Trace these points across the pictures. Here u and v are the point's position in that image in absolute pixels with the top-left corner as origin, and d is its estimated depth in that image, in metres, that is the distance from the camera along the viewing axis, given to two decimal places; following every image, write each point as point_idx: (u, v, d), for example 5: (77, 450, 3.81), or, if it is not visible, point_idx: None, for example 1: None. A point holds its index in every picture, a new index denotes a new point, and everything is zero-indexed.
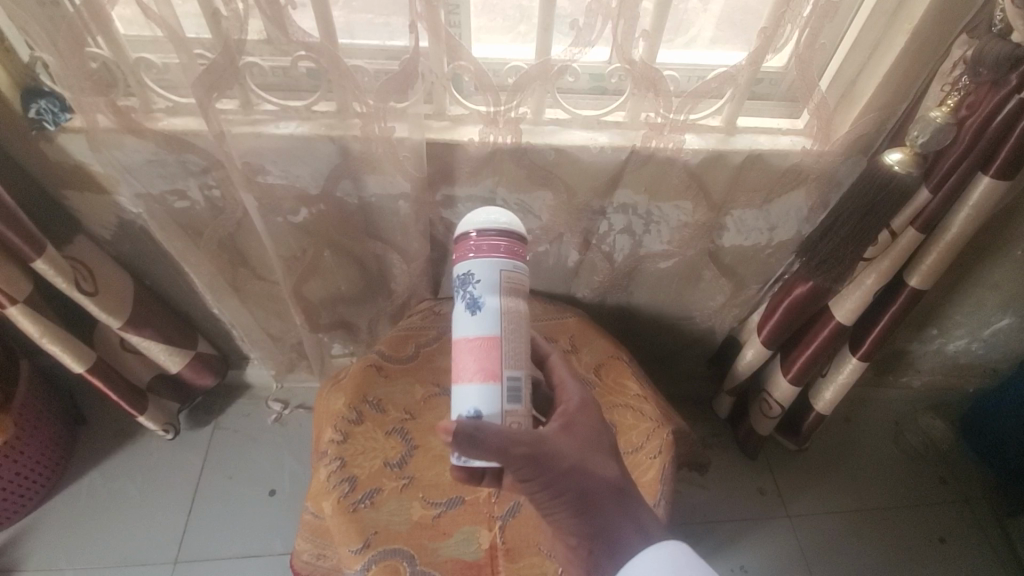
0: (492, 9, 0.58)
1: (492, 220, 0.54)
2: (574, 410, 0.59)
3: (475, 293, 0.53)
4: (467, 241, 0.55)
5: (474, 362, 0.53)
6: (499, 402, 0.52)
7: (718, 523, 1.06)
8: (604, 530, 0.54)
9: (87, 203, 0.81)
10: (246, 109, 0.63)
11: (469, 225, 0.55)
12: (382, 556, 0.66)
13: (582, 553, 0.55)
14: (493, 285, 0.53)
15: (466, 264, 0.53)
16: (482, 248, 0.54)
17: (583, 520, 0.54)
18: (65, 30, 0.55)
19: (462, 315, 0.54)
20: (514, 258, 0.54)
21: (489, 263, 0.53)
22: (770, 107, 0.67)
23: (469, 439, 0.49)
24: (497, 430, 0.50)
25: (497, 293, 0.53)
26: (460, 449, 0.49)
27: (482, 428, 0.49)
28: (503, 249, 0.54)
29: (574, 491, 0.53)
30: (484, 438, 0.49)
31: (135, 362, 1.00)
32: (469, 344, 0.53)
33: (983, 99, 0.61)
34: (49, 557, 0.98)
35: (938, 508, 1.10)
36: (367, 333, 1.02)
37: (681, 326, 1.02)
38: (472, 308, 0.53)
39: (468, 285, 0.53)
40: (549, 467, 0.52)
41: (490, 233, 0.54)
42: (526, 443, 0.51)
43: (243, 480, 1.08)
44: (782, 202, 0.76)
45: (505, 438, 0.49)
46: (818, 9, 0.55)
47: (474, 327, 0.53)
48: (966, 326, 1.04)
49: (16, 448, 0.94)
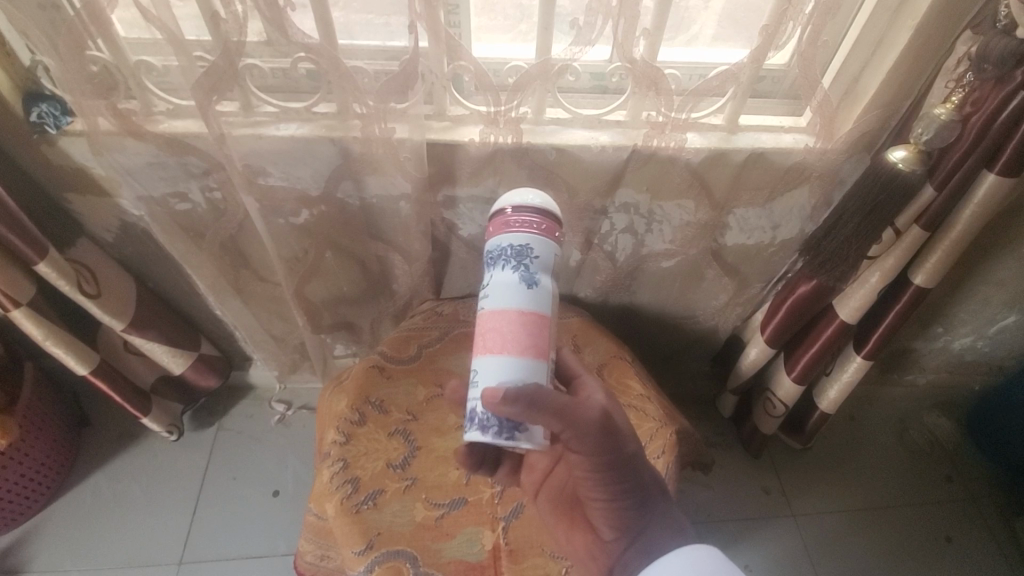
0: (493, 8, 0.58)
1: (538, 200, 0.55)
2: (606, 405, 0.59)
3: (533, 268, 0.52)
4: (504, 217, 0.54)
5: (526, 336, 0.51)
6: (545, 379, 0.51)
7: (722, 522, 1.06)
8: (647, 525, 0.56)
9: (89, 206, 0.81)
10: (247, 111, 0.63)
11: (511, 202, 0.55)
12: (385, 557, 0.66)
13: (615, 547, 0.57)
14: (548, 265, 0.53)
15: (526, 238, 0.52)
16: (532, 226, 0.53)
17: (633, 511, 0.56)
18: (65, 33, 0.55)
19: (513, 287, 0.52)
20: (555, 240, 0.54)
21: (545, 243, 0.53)
22: (774, 105, 0.66)
23: (529, 404, 0.47)
24: (565, 398, 0.49)
25: (549, 274, 0.53)
26: (517, 413, 0.47)
27: (547, 395, 0.48)
28: (552, 232, 0.54)
29: (631, 479, 0.55)
30: (551, 401, 0.48)
31: (139, 363, 1.00)
32: (522, 316, 0.51)
33: (988, 95, 0.60)
34: (55, 558, 0.98)
35: (949, 507, 1.09)
36: (370, 334, 1.01)
37: (684, 326, 1.02)
38: (528, 283, 0.52)
39: (525, 259, 0.52)
40: (617, 448, 0.53)
41: (528, 211, 0.54)
42: (601, 415, 0.51)
43: (248, 481, 1.08)
44: (785, 201, 0.76)
45: (568, 405, 0.49)
46: (821, 6, 0.54)
47: (528, 302, 0.52)
48: (972, 324, 1.04)
49: (20, 450, 0.94)
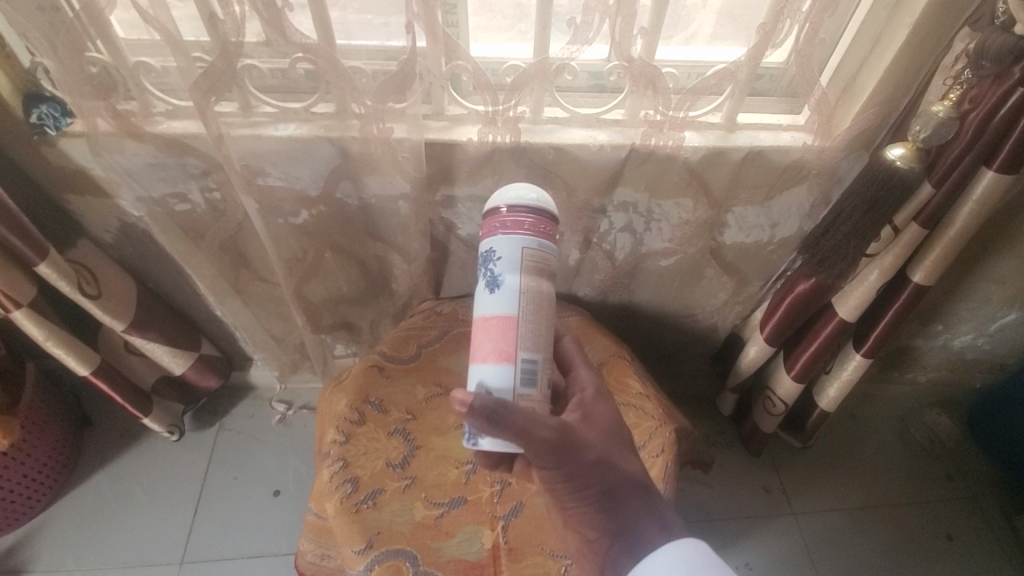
0: (491, 8, 0.58)
1: (521, 196, 0.53)
2: (591, 400, 0.59)
3: (495, 270, 0.52)
4: (497, 217, 0.54)
5: (490, 342, 0.52)
6: (513, 385, 0.51)
7: (724, 521, 1.05)
8: (626, 525, 0.55)
9: (89, 207, 0.81)
10: (247, 111, 0.63)
11: (499, 201, 0.55)
12: (385, 556, 0.66)
13: (600, 545, 0.56)
14: (514, 263, 0.51)
15: (490, 241, 0.53)
16: (508, 224, 0.53)
17: (604, 515, 0.55)
18: (65, 35, 0.55)
19: (483, 294, 0.54)
20: (542, 237, 0.53)
21: (512, 240, 0.52)
22: (772, 104, 0.66)
23: (490, 416, 0.47)
24: (527, 416, 0.49)
25: (518, 271, 0.52)
26: (481, 427, 0.48)
27: (508, 405, 0.48)
28: (528, 227, 0.52)
29: (598, 484, 0.54)
30: (512, 419, 0.47)
31: (140, 363, 1.00)
32: (486, 323, 0.53)
33: (986, 92, 0.61)
34: (57, 558, 0.99)
35: (944, 505, 1.09)
36: (369, 333, 1.02)
37: (683, 325, 1.02)
38: (492, 286, 0.52)
39: (489, 263, 0.53)
40: (576, 458, 0.52)
41: (521, 210, 0.53)
42: (552, 429, 0.50)
43: (249, 481, 1.08)
44: (782, 200, 0.76)
45: (530, 422, 0.49)
46: (818, 3, 0.54)
47: (493, 305, 0.52)
48: (972, 322, 1.04)
49: (22, 451, 0.95)
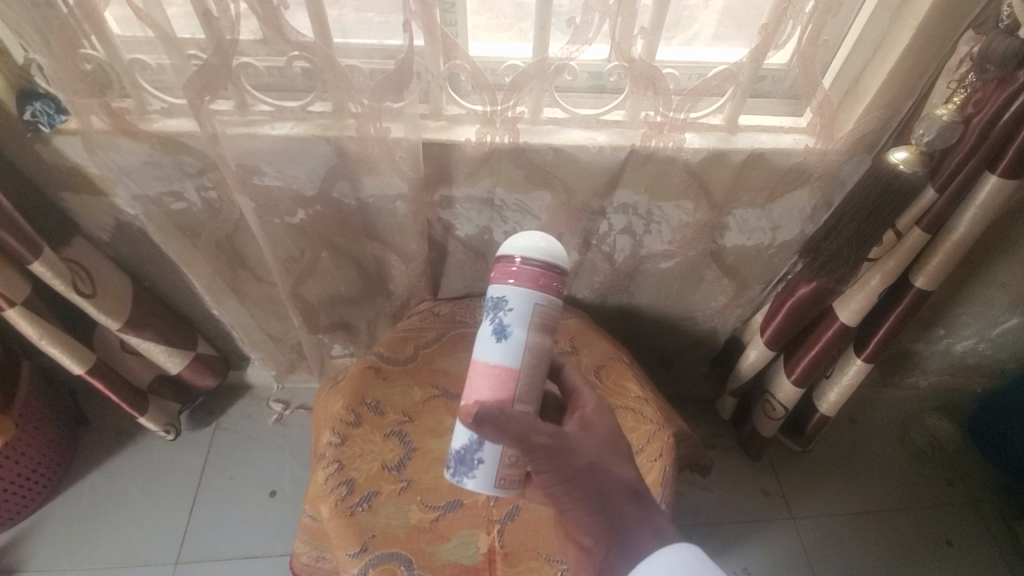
0: (491, 8, 0.57)
1: (536, 247, 0.53)
2: (592, 413, 0.61)
3: (505, 321, 0.54)
4: (510, 264, 0.54)
5: (489, 390, 0.55)
6: None
7: (722, 525, 1.05)
8: (620, 530, 0.53)
9: (84, 205, 0.81)
10: (243, 109, 0.62)
11: (513, 249, 0.55)
12: (380, 559, 0.66)
13: (597, 555, 0.54)
14: (524, 318, 0.53)
15: (502, 289, 0.54)
16: (522, 276, 0.54)
17: (599, 519, 0.54)
18: (58, 31, 0.54)
19: (487, 338, 0.56)
20: (551, 292, 0.54)
21: (525, 294, 0.53)
22: (774, 105, 0.66)
23: (491, 423, 0.52)
24: (526, 423, 0.53)
25: (526, 326, 0.54)
26: (485, 434, 0.53)
27: (507, 415, 0.53)
28: (542, 283, 0.54)
29: (591, 487, 0.54)
30: (508, 424, 0.52)
31: (136, 362, 0.99)
32: (488, 369, 0.55)
33: (990, 96, 0.60)
34: (52, 557, 0.98)
35: (945, 510, 1.08)
36: (367, 333, 1.01)
37: (683, 328, 1.01)
38: (499, 335, 0.54)
39: (499, 310, 0.54)
40: (569, 462, 0.53)
41: (534, 261, 0.53)
42: (547, 434, 0.53)
43: (246, 481, 1.08)
44: (784, 203, 0.75)
45: (525, 427, 0.53)
46: (821, 5, 0.54)
47: (497, 354, 0.55)
48: (974, 326, 1.03)
49: (17, 449, 0.94)
